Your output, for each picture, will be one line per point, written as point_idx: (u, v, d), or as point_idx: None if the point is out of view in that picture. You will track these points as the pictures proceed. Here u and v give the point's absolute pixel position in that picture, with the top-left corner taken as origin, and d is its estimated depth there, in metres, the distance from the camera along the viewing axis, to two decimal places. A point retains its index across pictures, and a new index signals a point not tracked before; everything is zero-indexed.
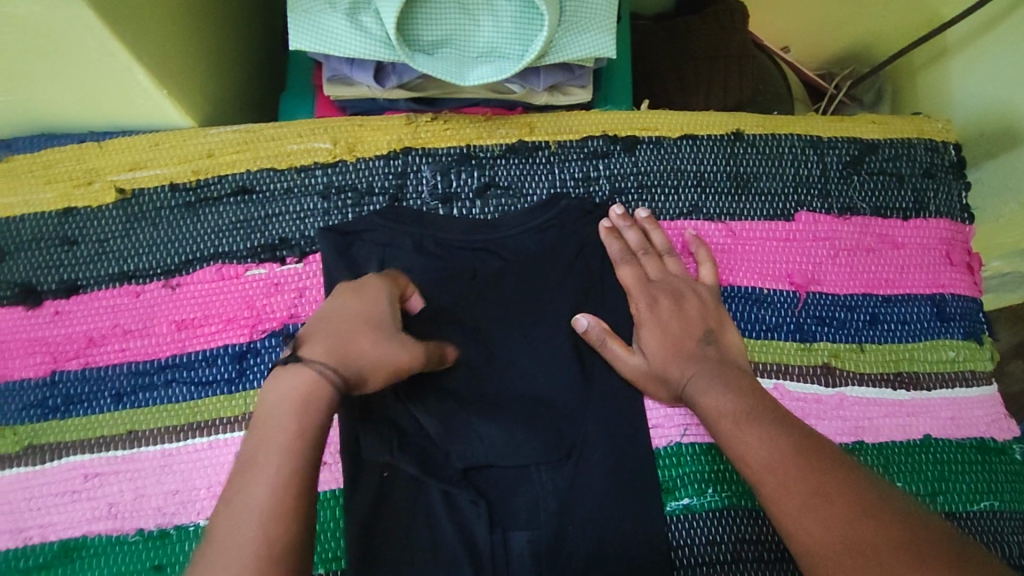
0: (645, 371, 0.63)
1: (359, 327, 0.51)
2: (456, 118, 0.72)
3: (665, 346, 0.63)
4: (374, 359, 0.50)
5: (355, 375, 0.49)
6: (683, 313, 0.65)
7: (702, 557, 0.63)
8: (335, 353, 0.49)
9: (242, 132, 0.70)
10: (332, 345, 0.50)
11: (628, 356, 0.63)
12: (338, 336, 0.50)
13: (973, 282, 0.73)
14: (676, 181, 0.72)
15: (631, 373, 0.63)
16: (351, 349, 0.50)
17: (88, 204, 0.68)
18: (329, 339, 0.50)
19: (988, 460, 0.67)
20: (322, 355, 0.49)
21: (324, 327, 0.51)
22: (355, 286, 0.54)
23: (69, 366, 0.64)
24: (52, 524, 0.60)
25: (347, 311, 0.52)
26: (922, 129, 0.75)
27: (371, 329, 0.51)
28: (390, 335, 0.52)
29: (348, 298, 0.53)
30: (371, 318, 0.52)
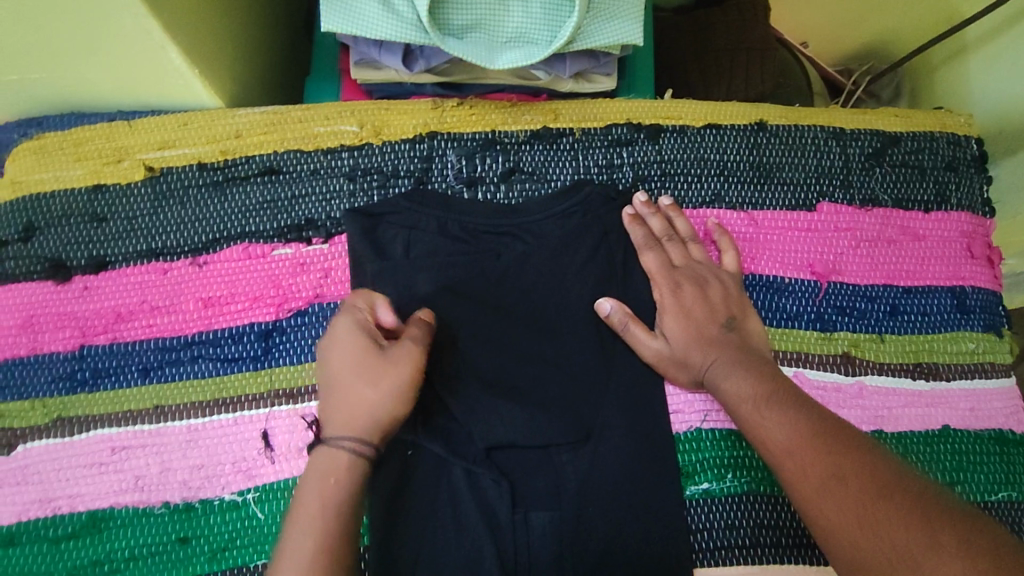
0: (668, 355, 0.63)
1: (345, 382, 0.55)
2: (482, 103, 0.72)
3: (688, 331, 0.64)
4: (366, 402, 0.54)
5: (360, 426, 0.54)
6: (707, 299, 0.65)
7: (721, 542, 0.63)
8: (339, 422, 0.54)
9: (270, 113, 0.71)
10: (333, 416, 0.54)
11: (651, 340, 0.64)
12: (335, 404, 0.55)
13: (993, 276, 0.73)
14: (700, 170, 0.72)
15: (653, 357, 0.64)
16: (348, 408, 0.54)
17: (118, 181, 0.69)
18: (332, 414, 0.55)
19: (1007, 451, 0.67)
20: (336, 432, 0.54)
21: (326, 397, 0.55)
22: (332, 334, 0.57)
23: (97, 340, 0.64)
24: (80, 495, 0.60)
25: (338, 364, 0.55)
26: (944, 123, 0.76)
27: (352, 376, 0.55)
28: (370, 369, 0.55)
29: (325, 351, 0.56)
30: (345, 365, 0.55)
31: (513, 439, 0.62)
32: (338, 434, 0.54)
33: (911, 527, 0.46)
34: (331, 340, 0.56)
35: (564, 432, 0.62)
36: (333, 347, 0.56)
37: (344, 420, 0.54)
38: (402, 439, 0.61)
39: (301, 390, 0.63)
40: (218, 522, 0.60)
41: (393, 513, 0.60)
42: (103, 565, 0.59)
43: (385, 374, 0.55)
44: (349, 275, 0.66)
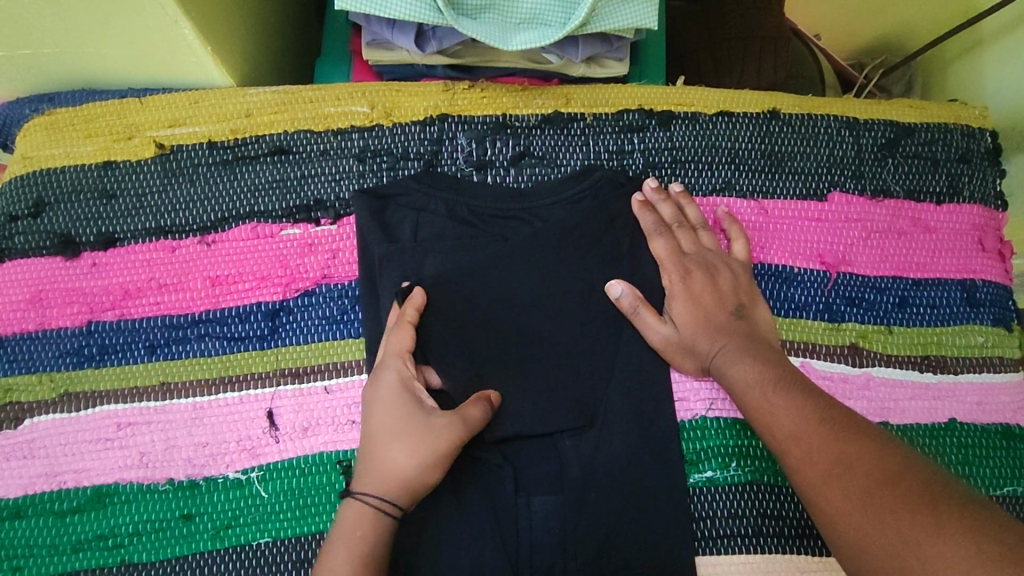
0: (676, 341, 0.63)
1: (380, 436, 0.56)
2: (493, 87, 0.72)
3: (696, 318, 0.64)
4: (399, 465, 0.55)
5: (387, 485, 0.55)
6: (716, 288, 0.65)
7: (724, 530, 0.62)
8: (368, 474, 0.55)
9: (281, 93, 0.70)
10: (364, 467, 0.56)
11: (660, 325, 0.63)
12: (369, 456, 0.56)
13: (1003, 270, 0.72)
14: (711, 158, 0.72)
15: (661, 343, 0.63)
16: (377, 462, 0.55)
17: (128, 158, 0.68)
18: (364, 464, 0.56)
19: (1013, 445, 0.66)
20: (365, 487, 0.55)
21: (362, 446, 0.57)
22: (375, 389, 0.59)
23: (104, 317, 0.64)
24: (85, 470, 0.60)
25: (377, 421, 0.57)
26: (958, 115, 0.75)
27: (388, 433, 0.56)
28: (407, 430, 0.56)
29: (369, 402, 0.59)
30: (384, 419, 0.57)
31: (518, 423, 0.62)
32: (366, 486, 0.55)
33: (915, 512, 0.46)
34: (374, 391, 0.59)
35: (570, 417, 0.62)
36: (376, 396, 0.58)
37: (373, 473, 0.55)
38: None
39: (307, 370, 0.63)
40: (222, 500, 0.60)
41: None
42: (108, 540, 0.59)
43: (420, 437, 0.56)
44: (357, 256, 0.66)
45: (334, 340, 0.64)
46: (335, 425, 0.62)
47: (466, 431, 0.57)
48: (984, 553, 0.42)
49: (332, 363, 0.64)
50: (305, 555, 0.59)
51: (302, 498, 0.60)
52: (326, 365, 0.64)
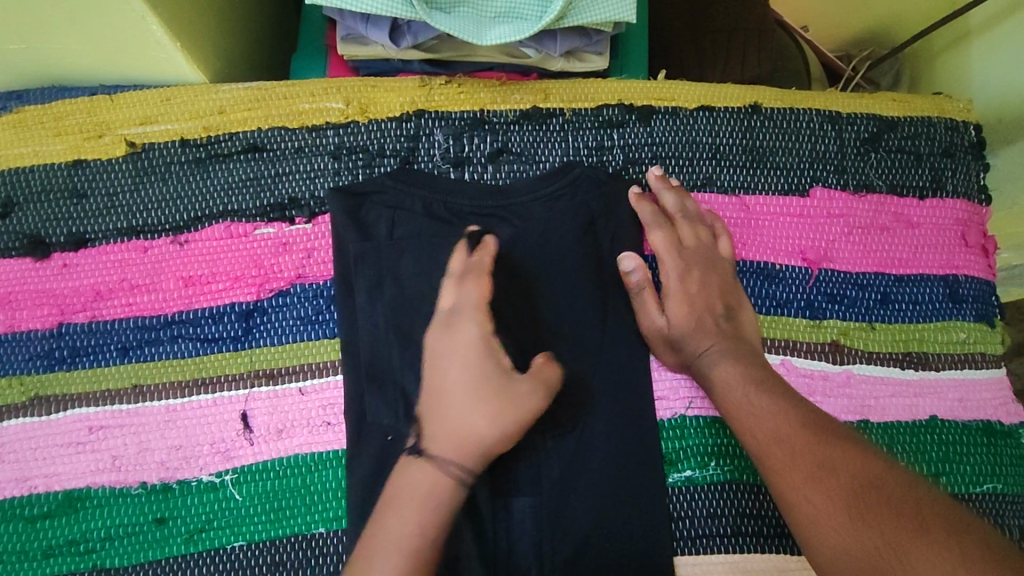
0: (666, 336, 0.63)
1: (456, 393, 0.54)
2: (471, 82, 0.71)
3: (688, 317, 0.63)
4: (478, 431, 0.53)
5: (464, 448, 0.53)
6: (709, 282, 0.65)
7: (702, 530, 0.62)
8: (441, 431, 0.53)
9: (254, 89, 0.69)
10: (435, 423, 0.54)
11: (655, 314, 0.64)
12: (443, 412, 0.54)
13: (987, 265, 0.72)
14: (692, 153, 0.71)
15: (652, 334, 0.64)
16: (452, 421, 0.53)
17: (99, 156, 0.67)
18: (436, 418, 0.54)
19: (993, 442, 0.66)
20: (440, 450, 0.53)
21: (431, 399, 0.55)
22: (450, 343, 0.56)
23: (75, 319, 0.64)
24: (57, 474, 0.60)
25: (454, 377, 0.55)
26: (942, 109, 0.74)
27: (467, 390, 0.54)
28: (488, 391, 0.54)
29: (441, 355, 0.56)
30: (462, 375, 0.55)
31: None
32: (439, 448, 0.53)
33: (901, 516, 0.45)
34: (447, 342, 0.56)
35: (549, 417, 0.62)
36: (449, 349, 0.56)
37: (448, 431, 0.53)
38: (382, 424, 0.60)
39: (281, 372, 0.63)
40: (195, 503, 0.60)
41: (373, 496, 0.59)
42: (79, 545, 0.58)
43: (501, 400, 0.54)
44: (332, 256, 0.65)
45: (309, 341, 0.64)
46: (309, 427, 0.61)
47: (546, 397, 0.56)
48: (968, 556, 0.42)
49: (307, 364, 0.63)
50: (280, 558, 0.59)
51: (277, 500, 0.60)
52: (300, 366, 0.63)
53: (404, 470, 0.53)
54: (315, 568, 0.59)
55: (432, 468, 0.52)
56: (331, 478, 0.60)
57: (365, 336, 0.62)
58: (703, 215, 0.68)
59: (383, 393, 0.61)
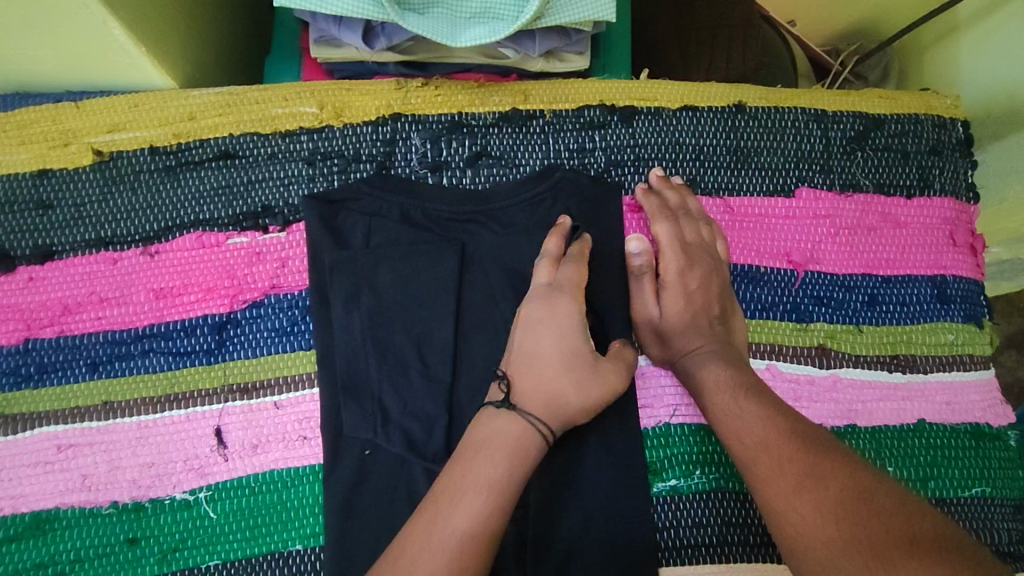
0: (657, 328, 0.63)
1: (551, 359, 0.54)
2: (448, 84, 0.69)
3: (682, 315, 0.62)
4: (568, 401, 0.53)
5: (552, 414, 0.53)
6: (707, 278, 0.63)
7: (688, 540, 0.61)
8: (532, 393, 0.53)
9: (225, 94, 0.67)
10: (527, 384, 0.53)
11: (649, 303, 0.63)
12: (537, 376, 0.54)
13: (975, 264, 0.71)
14: (676, 155, 0.69)
15: (644, 326, 0.63)
16: (546, 384, 0.53)
17: (65, 165, 0.65)
18: (529, 379, 0.53)
19: (982, 445, 0.65)
20: (532, 410, 0.52)
21: (523, 361, 0.54)
22: (546, 311, 0.56)
23: (43, 334, 0.62)
24: (24, 495, 0.58)
25: (550, 345, 0.55)
26: (930, 105, 0.73)
27: (560, 359, 0.54)
28: (582, 365, 0.55)
29: (538, 321, 0.56)
30: (558, 344, 0.55)
31: None
32: (533, 409, 0.52)
33: (889, 531, 0.44)
34: (544, 311, 0.56)
35: None
36: (545, 318, 0.56)
37: (540, 394, 0.53)
38: (359, 438, 0.59)
39: (256, 386, 0.61)
40: (168, 522, 0.58)
41: (351, 512, 0.58)
42: (49, 567, 0.57)
43: (591, 378, 0.55)
44: (307, 265, 0.63)
45: (284, 353, 0.62)
46: (285, 441, 0.60)
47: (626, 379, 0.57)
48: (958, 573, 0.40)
49: (282, 377, 0.61)
50: None
51: (253, 518, 0.58)
52: (276, 379, 0.61)
53: (488, 421, 0.52)
54: None
55: (522, 423, 0.51)
56: (308, 494, 0.59)
57: (342, 347, 0.61)
58: (700, 215, 0.66)
59: (361, 406, 0.59)
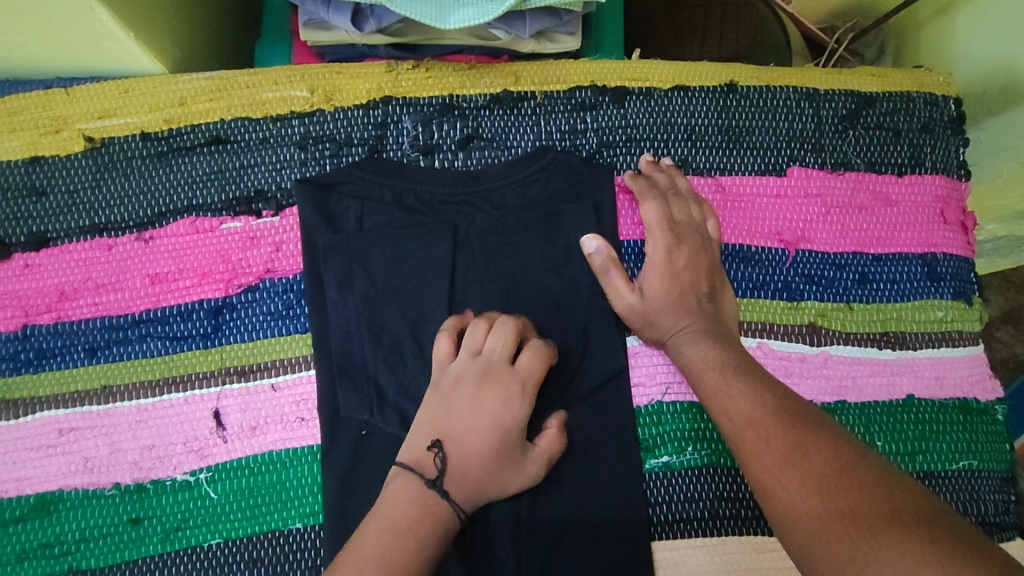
0: (639, 311, 0.62)
1: (490, 450, 0.54)
2: (439, 65, 0.69)
3: (668, 293, 0.62)
4: (490, 490, 0.54)
5: (472, 496, 0.54)
6: (693, 260, 0.63)
7: (680, 515, 0.62)
8: (457, 484, 0.53)
9: (215, 78, 0.67)
10: (460, 470, 0.53)
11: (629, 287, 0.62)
12: (472, 465, 0.54)
13: (966, 242, 0.71)
14: (667, 135, 0.70)
15: (623, 310, 0.62)
16: (477, 477, 0.54)
17: (57, 152, 0.65)
18: (462, 467, 0.53)
19: (969, 420, 0.66)
20: (455, 493, 0.53)
21: (458, 448, 0.54)
22: (489, 403, 0.56)
23: (41, 320, 0.63)
24: (28, 478, 0.59)
25: (487, 438, 0.54)
26: (922, 83, 0.73)
27: (495, 454, 0.54)
28: (515, 460, 0.55)
29: (480, 410, 0.55)
30: (500, 436, 0.55)
31: None
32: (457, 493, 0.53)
33: (872, 504, 0.44)
34: (490, 393, 0.56)
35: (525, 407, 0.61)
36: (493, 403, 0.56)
37: (465, 484, 0.53)
38: (356, 418, 0.60)
39: (253, 368, 0.62)
40: (170, 502, 0.59)
41: (348, 491, 0.59)
42: (54, 547, 0.58)
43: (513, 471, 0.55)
44: (301, 249, 0.64)
45: (280, 336, 0.63)
46: (283, 423, 0.61)
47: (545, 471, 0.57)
48: (937, 543, 0.40)
49: (278, 360, 0.62)
50: (259, 554, 0.59)
51: (253, 498, 0.59)
52: (272, 362, 0.62)
53: (406, 494, 0.52)
54: (293, 563, 0.59)
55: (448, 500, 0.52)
56: (306, 473, 0.60)
57: (336, 331, 0.61)
58: (687, 199, 0.66)
59: (357, 388, 0.60)
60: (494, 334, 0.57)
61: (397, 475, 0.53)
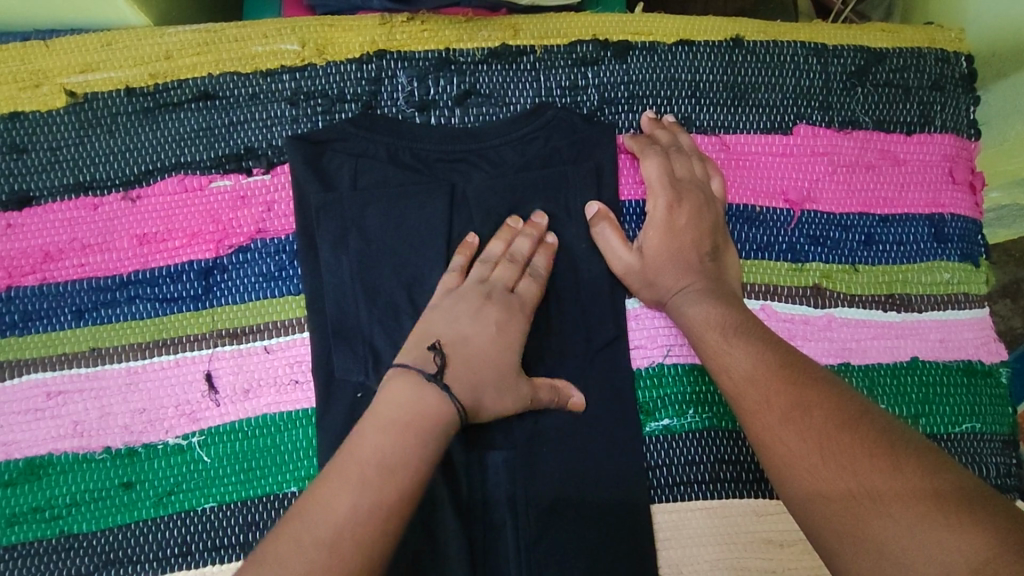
0: (638, 272, 0.60)
1: (487, 357, 0.53)
2: (435, 18, 0.66)
3: (667, 252, 0.60)
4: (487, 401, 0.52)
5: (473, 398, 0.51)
6: (695, 217, 0.61)
7: (680, 478, 0.61)
8: (456, 382, 0.51)
9: (202, 32, 0.64)
10: (460, 370, 0.52)
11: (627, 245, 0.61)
12: (472, 366, 0.52)
13: (975, 203, 0.69)
14: (670, 92, 0.67)
15: (622, 270, 0.61)
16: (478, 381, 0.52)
17: (38, 108, 0.63)
18: (460, 371, 0.52)
19: (974, 382, 0.65)
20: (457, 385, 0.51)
21: (459, 353, 0.52)
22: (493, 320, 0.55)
23: (25, 282, 0.61)
24: (16, 442, 0.58)
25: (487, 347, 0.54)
26: (933, 39, 0.70)
27: (495, 364, 0.53)
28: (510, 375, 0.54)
29: (482, 321, 0.55)
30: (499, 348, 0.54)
31: None
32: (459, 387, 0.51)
33: (875, 455, 0.42)
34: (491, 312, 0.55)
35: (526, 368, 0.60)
36: (490, 319, 0.55)
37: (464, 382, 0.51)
38: (352, 380, 0.58)
39: (246, 331, 0.60)
40: (162, 467, 0.58)
41: None
42: (45, 512, 0.57)
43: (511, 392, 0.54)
44: (293, 209, 0.62)
45: (273, 298, 0.61)
46: (277, 385, 0.59)
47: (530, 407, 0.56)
48: (942, 494, 0.39)
49: (272, 322, 0.61)
50: (253, 518, 0.57)
51: (247, 461, 0.58)
52: (266, 324, 0.60)
53: (403, 388, 0.49)
54: None
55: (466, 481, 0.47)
56: (301, 436, 0.59)
57: (330, 292, 0.60)
58: (689, 157, 0.64)
59: (352, 349, 0.58)
60: (501, 266, 0.58)
61: (396, 373, 0.51)
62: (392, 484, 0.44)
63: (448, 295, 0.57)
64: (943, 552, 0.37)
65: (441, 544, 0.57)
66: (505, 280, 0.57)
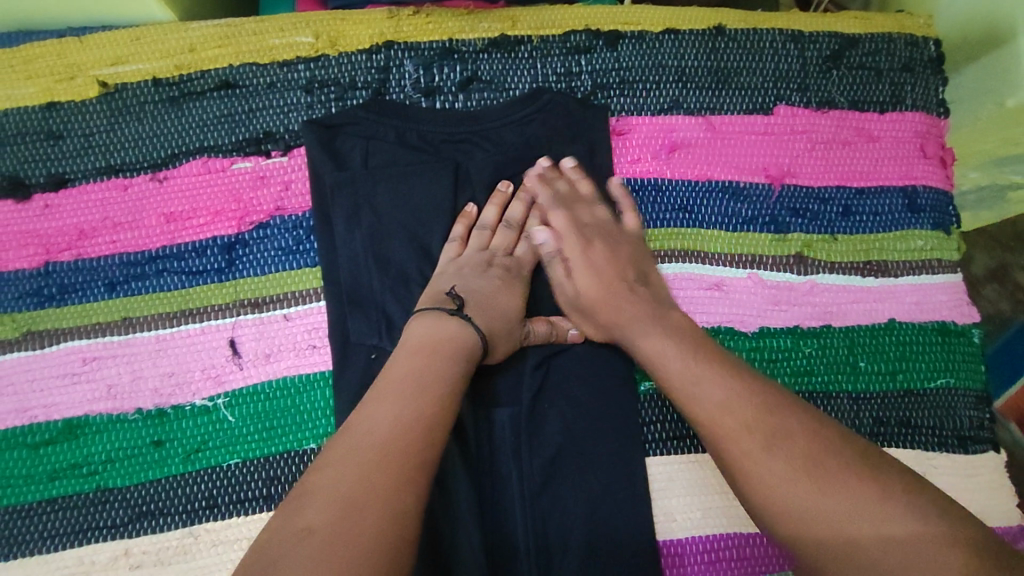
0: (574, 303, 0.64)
1: (494, 304, 0.60)
2: (439, 12, 0.71)
3: (596, 289, 0.62)
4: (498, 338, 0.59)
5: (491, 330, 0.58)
6: (636, 231, 0.66)
7: (674, 432, 0.65)
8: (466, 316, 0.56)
9: (224, 26, 0.69)
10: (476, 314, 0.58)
11: (585, 273, 0.63)
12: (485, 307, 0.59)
13: (946, 175, 0.74)
14: (659, 77, 0.72)
15: (563, 299, 0.65)
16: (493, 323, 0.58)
17: (72, 98, 0.68)
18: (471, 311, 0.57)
19: (948, 341, 0.69)
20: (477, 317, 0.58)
21: (472, 299, 0.59)
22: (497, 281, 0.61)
23: (61, 257, 0.65)
24: (55, 403, 0.62)
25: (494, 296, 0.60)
26: (902, 25, 0.76)
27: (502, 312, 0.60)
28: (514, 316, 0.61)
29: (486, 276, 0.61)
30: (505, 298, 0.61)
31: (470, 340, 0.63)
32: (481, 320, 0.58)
33: None
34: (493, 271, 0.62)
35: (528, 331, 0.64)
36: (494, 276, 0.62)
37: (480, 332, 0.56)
38: (366, 343, 0.63)
39: (267, 300, 0.65)
40: (190, 426, 0.62)
41: None
42: (82, 468, 0.61)
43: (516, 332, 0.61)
44: (309, 188, 0.67)
45: (292, 270, 0.65)
46: (296, 350, 0.64)
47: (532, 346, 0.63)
48: None
49: (290, 292, 0.65)
50: (275, 473, 0.61)
51: (269, 420, 0.62)
52: (285, 294, 0.65)
53: (435, 326, 0.55)
54: None
55: None
56: (319, 397, 0.63)
57: (345, 263, 0.64)
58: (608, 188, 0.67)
59: (365, 315, 0.63)
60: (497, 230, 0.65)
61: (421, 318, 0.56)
62: (414, 409, 0.48)
63: (451, 263, 0.62)
64: (915, 527, 0.42)
65: (452, 494, 0.61)
66: (503, 247, 0.64)
